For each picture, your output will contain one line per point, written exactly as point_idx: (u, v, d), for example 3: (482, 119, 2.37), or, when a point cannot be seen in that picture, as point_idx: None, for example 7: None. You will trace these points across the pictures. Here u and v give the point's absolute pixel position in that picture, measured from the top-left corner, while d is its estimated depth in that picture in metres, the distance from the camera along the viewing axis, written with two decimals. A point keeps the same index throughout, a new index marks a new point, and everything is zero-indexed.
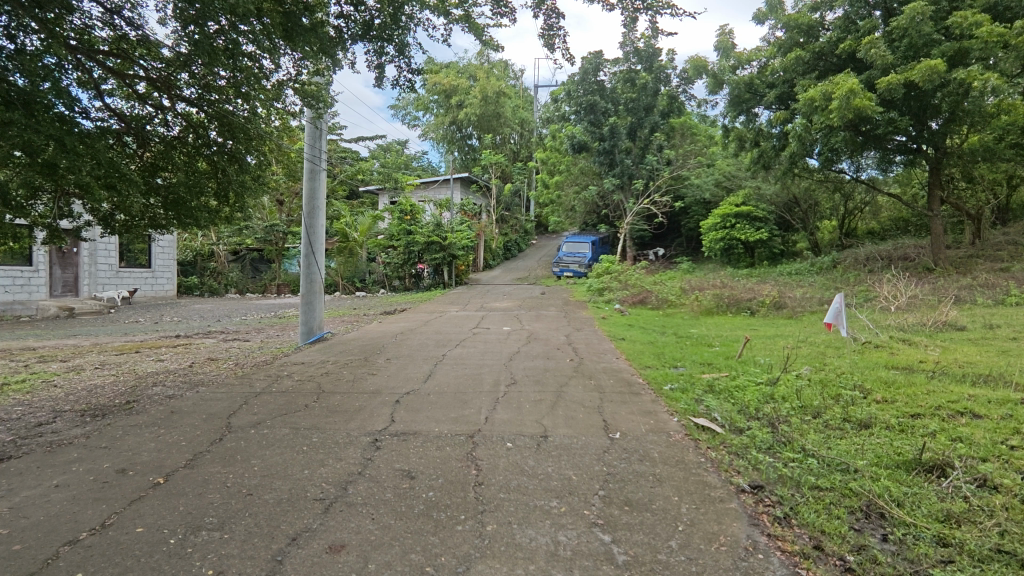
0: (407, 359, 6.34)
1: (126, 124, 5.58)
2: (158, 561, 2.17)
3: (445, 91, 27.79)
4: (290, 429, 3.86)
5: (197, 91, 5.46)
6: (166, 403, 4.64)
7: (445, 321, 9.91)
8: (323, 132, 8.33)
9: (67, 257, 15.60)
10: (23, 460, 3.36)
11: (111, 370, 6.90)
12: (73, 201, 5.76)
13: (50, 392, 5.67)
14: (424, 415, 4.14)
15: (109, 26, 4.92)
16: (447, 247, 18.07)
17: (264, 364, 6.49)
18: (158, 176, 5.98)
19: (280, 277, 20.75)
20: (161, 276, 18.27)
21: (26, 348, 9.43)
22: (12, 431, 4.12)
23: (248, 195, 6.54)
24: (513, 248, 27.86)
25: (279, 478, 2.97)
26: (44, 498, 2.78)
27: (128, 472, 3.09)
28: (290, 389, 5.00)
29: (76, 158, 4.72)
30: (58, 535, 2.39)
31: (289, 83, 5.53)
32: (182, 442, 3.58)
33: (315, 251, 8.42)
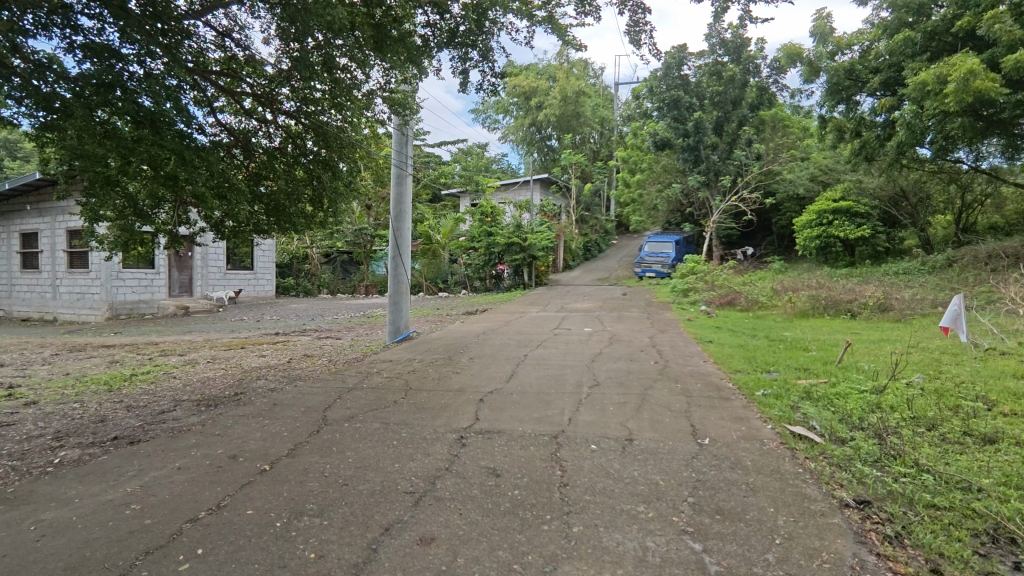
0: (490, 359, 6.43)
1: (235, 138, 6.05)
2: (266, 542, 2.33)
3: (525, 93, 28.04)
4: (381, 423, 4.02)
5: (296, 104, 5.82)
6: (269, 396, 4.99)
7: (526, 322, 9.98)
8: (409, 138, 8.61)
9: (183, 261, 17.09)
10: (151, 444, 3.74)
11: (221, 364, 7.51)
12: (190, 210, 6.30)
13: (170, 383, 6.26)
14: (508, 414, 4.18)
15: (221, 48, 5.35)
16: (527, 248, 18.21)
17: (355, 361, 6.83)
18: (261, 185, 6.43)
19: (369, 279, 21.76)
20: (263, 278, 19.69)
21: (150, 343, 10.47)
22: (141, 417, 4.60)
23: (340, 200, 6.90)
24: (593, 248, 27.63)
25: (372, 470, 3.11)
26: (168, 479, 3.07)
27: (239, 458, 3.35)
28: (380, 385, 5.23)
29: (193, 170, 5.20)
30: (181, 512, 2.63)
31: (379, 92, 5.79)
32: (285, 433, 3.83)
33: (401, 253, 8.73)
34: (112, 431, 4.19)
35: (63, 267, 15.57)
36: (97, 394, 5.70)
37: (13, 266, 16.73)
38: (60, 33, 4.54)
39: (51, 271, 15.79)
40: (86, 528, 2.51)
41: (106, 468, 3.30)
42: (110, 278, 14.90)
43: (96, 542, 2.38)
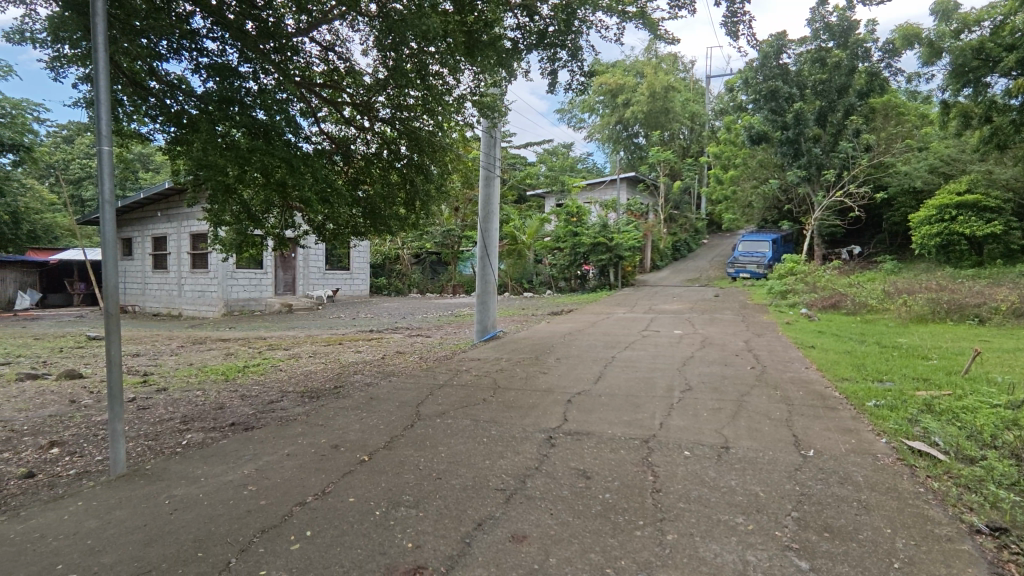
0: (576, 360, 6.40)
1: (335, 145, 6.40)
2: (367, 529, 2.46)
3: (612, 91, 27.70)
4: (471, 420, 4.11)
5: (392, 111, 6.07)
6: (366, 390, 5.25)
7: (613, 323, 9.83)
8: (498, 140, 8.74)
9: (288, 261, 18.36)
10: (263, 430, 4.05)
11: (322, 359, 8.00)
12: (296, 214, 6.71)
13: (278, 375, 6.76)
14: (596, 416, 4.15)
15: (325, 62, 5.68)
16: (614, 248, 17.92)
17: (445, 358, 7.03)
18: (359, 189, 6.75)
19: (456, 279, 22.33)
20: (358, 278, 20.76)
21: (259, 338, 11.34)
22: (254, 405, 5.00)
23: (432, 202, 7.11)
24: (683, 248, 26.76)
25: (464, 466, 3.19)
26: (278, 464, 3.31)
27: (340, 448, 3.55)
28: (470, 383, 5.36)
29: (301, 177, 5.60)
30: (292, 496, 2.84)
31: (469, 96, 5.91)
32: (381, 426, 4.02)
33: (489, 254, 8.89)
34: (229, 418, 4.58)
35: (186, 267, 17.20)
36: (215, 383, 6.26)
37: (146, 266, 18.71)
38: (189, 55, 5.02)
39: (176, 271, 17.50)
40: (211, 505, 2.76)
41: (226, 451, 3.61)
42: (226, 276, 16.28)
43: (219, 518, 2.60)
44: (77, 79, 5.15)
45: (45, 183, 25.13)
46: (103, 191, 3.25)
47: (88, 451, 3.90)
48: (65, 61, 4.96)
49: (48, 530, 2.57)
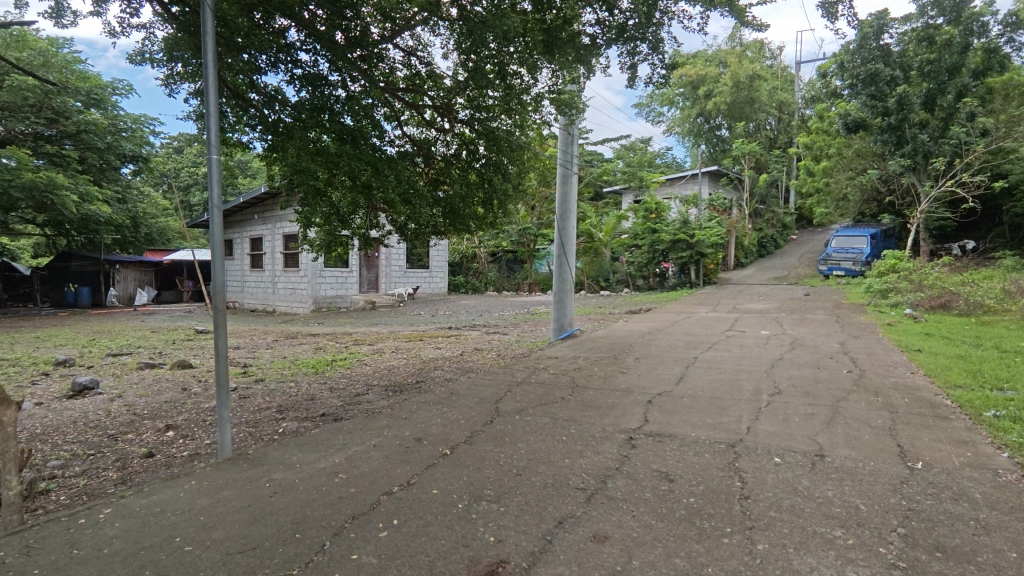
0: (656, 359, 6.26)
1: (417, 148, 6.59)
2: (451, 521, 2.52)
3: (693, 82, 26.92)
4: (550, 418, 4.13)
5: (470, 112, 6.18)
6: (446, 385, 5.38)
7: (695, 323, 9.52)
8: (575, 138, 8.69)
9: (372, 261, 19.10)
10: (351, 421, 4.26)
11: (404, 354, 8.30)
12: (380, 215, 6.95)
13: (363, 369, 7.07)
14: (679, 418, 4.04)
15: (408, 67, 5.86)
16: (695, 245, 17.31)
17: (522, 356, 7.08)
18: (439, 190, 6.93)
19: (532, 277, 22.43)
20: (437, 276, 21.33)
21: (346, 333, 11.91)
22: (342, 398, 5.26)
23: (509, 201, 7.16)
24: (770, 245, 25.46)
25: (544, 463, 3.19)
26: (366, 455, 3.46)
27: (423, 441, 3.66)
28: (548, 381, 5.37)
29: (385, 179, 5.81)
30: (380, 485, 2.96)
31: (546, 94, 5.89)
32: (462, 421, 4.11)
33: (566, 252, 8.86)
34: (320, 408, 4.84)
35: (279, 266, 18.35)
36: (307, 376, 6.65)
37: (245, 266, 20.15)
38: (285, 67, 5.35)
39: (271, 270, 18.71)
40: (306, 490, 2.93)
41: (319, 440, 3.82)
42: (315, 275, 17.24)
43: (314, 503, 2.76)
44: (187, 93, 5.62)
45: (160, 189, 27.62)
46: (213, 195, 3.51)
47: (198, 435, 4.26)
48: (178, 77, 5.43)
49: (166, 505, 2.83)
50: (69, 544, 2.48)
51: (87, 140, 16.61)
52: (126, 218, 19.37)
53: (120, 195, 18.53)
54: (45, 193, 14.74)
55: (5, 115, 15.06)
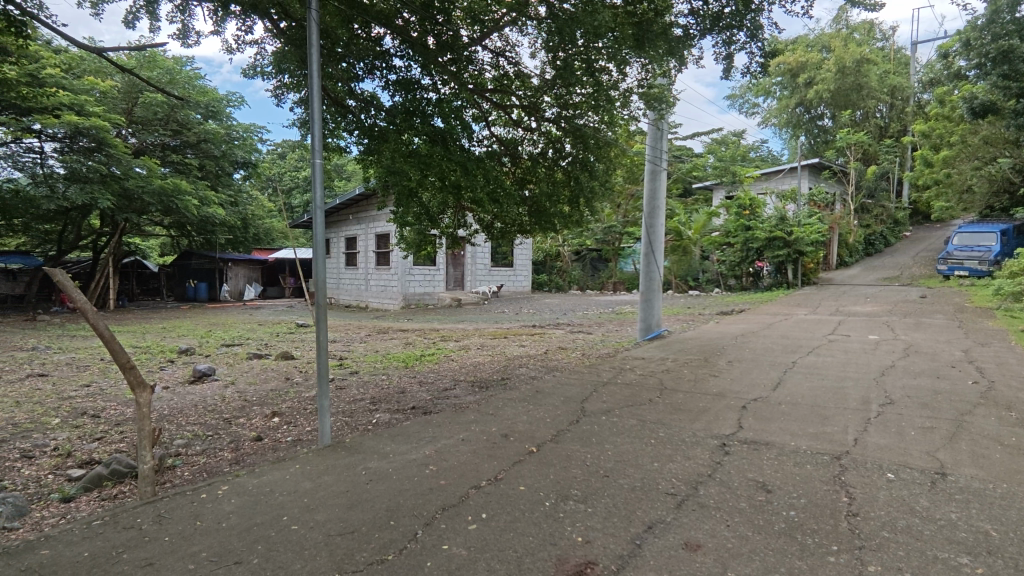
0: (751, 363, 5.96)
1: (504, 148, 6.64)
2: (539, 518, 2.53)
3: (792, 70, 25.43)
4: (637, 420, 4.05)
5: (557, 110, 6.17)
6: (531, 383, 5.42)
7: (792, 325, 8.96)
8: (664, 132, 8.42)
9: (457, 259, 19.65)
10: (440, 415, 4.40)
11: (489, 351, 8.45)
12: (468, 214, 7.08)
13: (450, 364, 7.29)
14: (777, 425, 3.83)
15: (497, 68, 5.93)
16: (793, 243, 16.21)
17: (608, 356, 6.99)
18: (525, 188, 6.94)
19: (617, 276, 22.15)
20: (520, 275, 21.46)
21: (434, 330, 12.31)
22: (430, 392, 5.44)
23: (596, 199, 7.07)
24: (879, 242, 23.52)
25: (632, 466, 3.14)
26: (455, 448, 3.55)
27: (510, 438, 3.71)
28: (635, 382, 5.25)
29: (474, 179, 5.96)
30: (468, 479, 3.03)
31: (635, 89, 5.74)
32: (548, 419, 4.12)
33: (654, 251, 8.63)
34: (410, 401, 5.03)
35: (372, 264, 19.25)
36: (397, 369, 6.95)
37: (341, 264, 21.29)
38: (379, 74, 5.59)
39: (364, 268, 19.65)
40: (398, 480, 3.06)
41: (410, 431, 3.97)
42: (405, 273, 17.94)
43: (407, 492, 2.88)
44: (293, 102, 6.01)
45: (267, 193, 29.80)
46: (316, 196, 3.72)
47: (301, 422, 4.56)
48: (285, 88, 5.82)
49: (275, 486, 3.05)
50: (194, 515, 2.73)
51: (206, 149, 18.24)
52: (238, 220, 21.07)
53: (233, 199, 20.19)
54: (172, 198, 16.38)
55: (139, 128, 16.87)
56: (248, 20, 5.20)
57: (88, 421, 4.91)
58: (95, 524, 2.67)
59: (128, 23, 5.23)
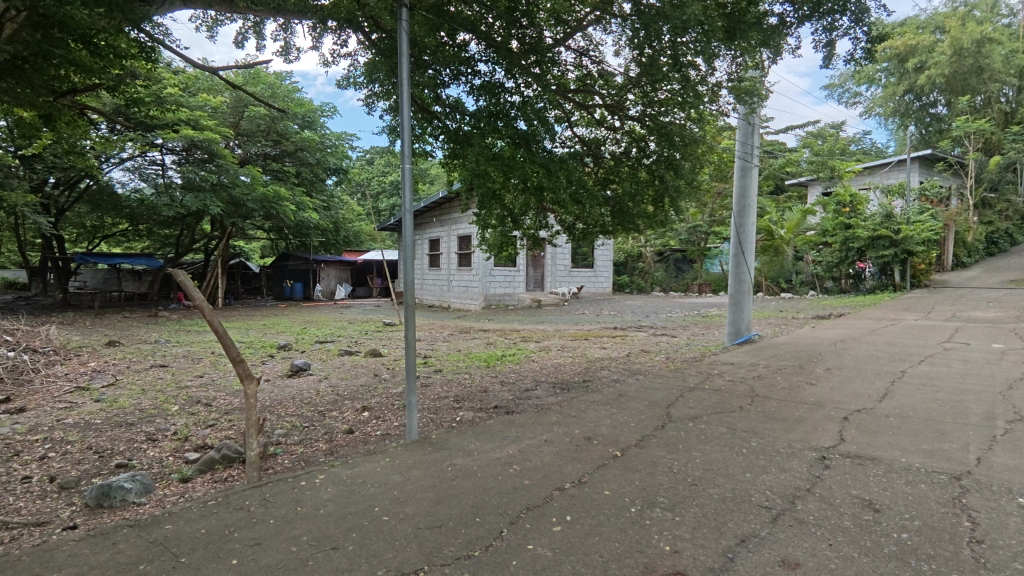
0: (853, 372, 5.55)
1: (587, 147, 6.59)
2: (624, 524, 2.49)
3: (899, 55, 23.41)
4: (727, 428, 3.88)
5: (642, 107, 6.07)
6: (614, 386, 5.34)
7: (900, 331, 8.25)
8: (756, 127, 8.03)
9: (538, 260, 19.76)
10: (522, 415, 4.42)
11: (570, 352, 8.41)
12: (550, 215, 7.07)
13: (531, 365, 7.34)
14: (885, 440, 3.54)
15: (580, 67, 5.90)
16: (901, 242, 14.87)
17: (693, 360, 6.76)
18: (608, 188, 6.82)
19: (702, 277, 21.38)
20: (601, 276, 21.16)
21: (515, 330, 12.41)
22: (512, 391, 5.50)
23: (683, 197, 6.84)
24: (1004, 240, 21.14)
25: (722, 475, 3.02)
26: (538, 449, 3.57)
27: (593, 441, 3.68)
28: (724, 388, 5.04)
29: (557, 180, 5.86)
30: (552, 480, 3.03)
31: (726, 83, 5.50)
32: (632, 423, 4.04)
33: (745, 251, 8.26)
34: (493, 401, 5.11)
35: (455, 265, 19.71)
36: (479, 369, 7.08)
37: (424, 266, 21.97)
38: (465, 79, 5.72)
39: (447, 269, 20.15)
40: (483, 478, 3.10)
41: (494, 430, 4.03)
42: (485, 274, 18.24)
43: (492, 491, 2.92)
44: (382, 110, 6.27)
45: (357, 197, 31.28)
46: (405, 199, 3.86)
47: (388, 417, 4.75)
48: (375, 97, 6.09)
49: (367, 477, 3.20)
50: (295, 501, 2.92)
51: (302, 157, 19.44)
52: (330, 223, 22.26)
53: (325, 203, 21.36)
54: (272, 204, 17.58)
55: (245, 139, 18.16)
56: (342, 34, 5.49)
57: (202, 409, 5.37)
58: (210, 504, 2.92)
59: (238, 43, 5.67)
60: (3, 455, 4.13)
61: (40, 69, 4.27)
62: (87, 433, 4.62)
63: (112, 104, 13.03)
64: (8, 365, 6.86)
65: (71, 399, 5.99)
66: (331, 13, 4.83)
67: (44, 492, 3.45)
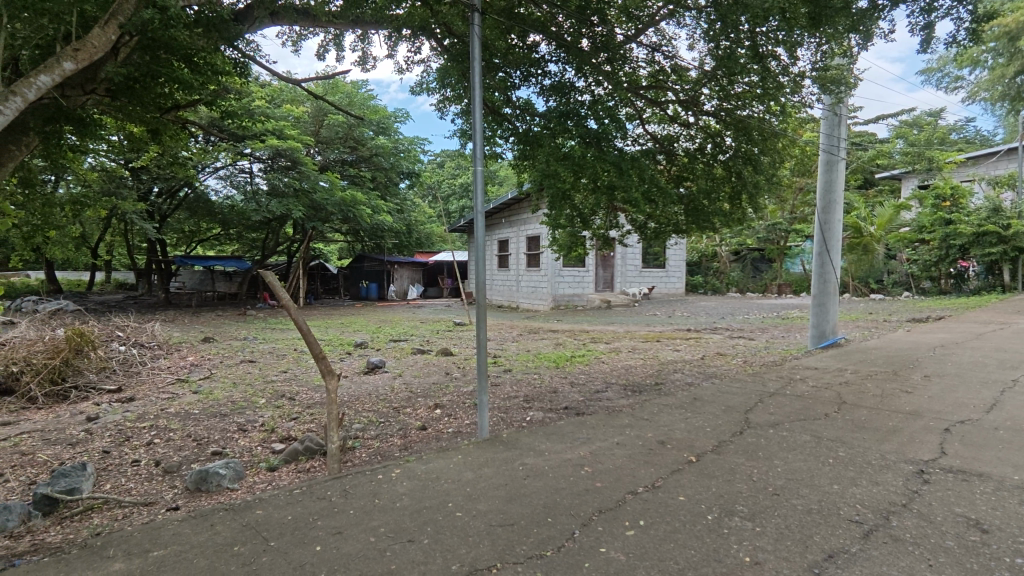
0: (956, 380, 5.11)
1: (660, 145, 6.45)
2: (700, 532, 2.42)
3: (1010, 32, 20.53)
4: (812, 436, 3.68)
5: (717, 101, 5.87)
6: (687, 390, 5.19)
7: (1011, 336, 7.51)
8: (843, 117, 7.55)
9: (607, 260, 19.48)
10: (593, 417, 4.38)
11: (641, 354, 8.26)
12: (620, 215, 6.95)
13: (601, 366, 7.26)
14: (993, 455, 3.23)
15: (652, 63, 5.78)
16: (1011, 238, 13.56)
17: (774, 364, 6.45)
18: (681, 186, 6.62)
19: (782, 278, 20.44)
20: (673, 276, 20.59)
21: (584, 331, 12.33)
22: (582, 393, 5.46)
23: (762, 194, 6.53)
24: None
25: (806, 486, 2.86)
26: (610, 451, 3.53)
27: (667, 445, 3.59)
28: (807, 395, 4.78)
29: (629, 179, 5.67)
30: (624, 483, 2.98)
31: (809, 73, 5.22)
32: (708, 428, 3.91)
33: (830, 250, 7.80)
34: (563, 401, 5.09)
35: (523, 266, 19.83)
36: (548, 369, 7.08)
37: (494, 266, 22.22)
38: (535, 80, 5.74)
39: (516, 269, 20.31)
40: (555, 478, 3.10)
41: (564, 431, 4.02)
42: (555, 275, 18.23)
43: (564, 491, 2.91)
44: (454, 114, 6.40)
45: (429, 200, 32.06)
46: (477, 201, 3.91)
47: (460, 415, 4.84)
48: (447, 101, 6.24)
49: (440, 474, 3.27)
50: (373, 493, 3.03)
51: (377, 162, 20.15)
52: (403, 226, 22.95)
53: (399, 207, 22.03)
54: (349, 208, 18.34)
55: (324, 146, 19.04)
56: (416, 41, 5.64)
57: (287, 402, 5.69)
58: (296, 492, 3.08)
59: (319, 55, 5.96)
60: (116, 439, 4.54)
61: (149, 88, 4.66)
62: (187, 422, 5.01)
63: (208, 118, 14.05)
64: (119, 358, 7.53)
65: (173, 391, 6.52)
66: (406, 21, 4.96)
67: (151, 475, 3.77)
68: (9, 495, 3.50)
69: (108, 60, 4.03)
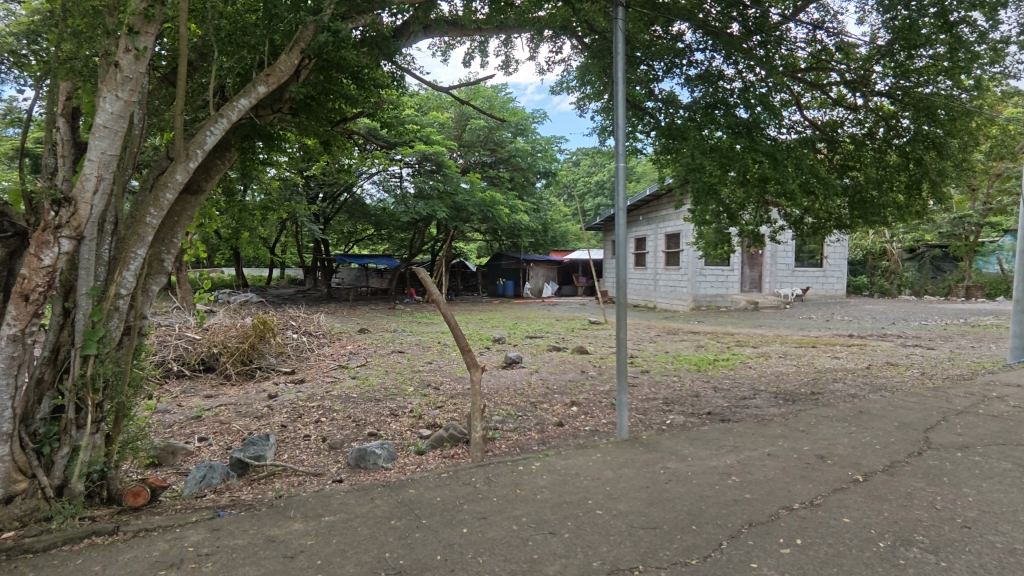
0: None
1: (820, 132, 5.93)
2: (870, 559, 2.18)
3: None
4: (1014, 464, 3.14)
5: (892, 79, 5.23)
6: (852, 402, 4.68)
7: None
8: None
9: (755, 259, 18.07)
10: (741, 425, 4.13)
11: (794, 360, 7.61)
12: (772, 210, 6.45)
13: (748, 371, 6.82)
14: None
15: (813, 43, 5.29)
16: None
17: (961, 378, 5.59)
18: (846, 176, 6.01)
19: (971, 279, 17.76)
20: (832, 276, 18.55)
21: (727, 333, 11.66)
22: (728, 398, 5.18)
23: (950, 182, 5.69)
24: None
25: (1006, 521, 2.46)
26: (760, 462, 3.31)
27: (828, 460, 3.27)
28: (1007, 415, 4.08)
29: (784, 169, 5.17)
30: (778, 497, 2.78)
31: (1014, 38, 4.46)
32: (877, 445, 3.50)
33: None
34: (706, 406, 4.86)
35: (662, 265, 19.29)
36: (690, 372, 6.81)
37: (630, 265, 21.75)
38: (679, 71, 5.53)
39: (653, 268, 19.82)
40: (699, 485, 2.98)
41: (709, 437, 3.83)
42: (695, 272, 17.57)
43: (709, 500, 2.79)
44: (594, 111, 6.38)
45: (565, 198, 32.29)
46: (618, 199, 3.86)
47: (597, 413, 4.83)
48: (587, 99, 6.25)
49: (579, 470, 3.29)
50: (514, 484, 3.13)
51: (516, 163, 20.69)
52: (540, 224, 23.38)
53: (535, 205, 22.49)
54: (489, 208, 19.07)
55: (466, 150, 20.06)
56: (558, 41, 5.71)
57: (432, 391, 6.07)
58: (444, 476, 3.28)
59: (466, 62, 6.26)
60: (291, 416, 5.17)
61: (322, 104, 5.17)
62: (348, 404, 5.55)
63: (366, 129, 15.47)
64: (294, 345, 8.54)
65: (336, 375, 7.28)
66: (549, 23, 5.05)
67: (320, 449, 4.23)
68: (213, 456, 4.15)
69: (292, 82, 4.57)
